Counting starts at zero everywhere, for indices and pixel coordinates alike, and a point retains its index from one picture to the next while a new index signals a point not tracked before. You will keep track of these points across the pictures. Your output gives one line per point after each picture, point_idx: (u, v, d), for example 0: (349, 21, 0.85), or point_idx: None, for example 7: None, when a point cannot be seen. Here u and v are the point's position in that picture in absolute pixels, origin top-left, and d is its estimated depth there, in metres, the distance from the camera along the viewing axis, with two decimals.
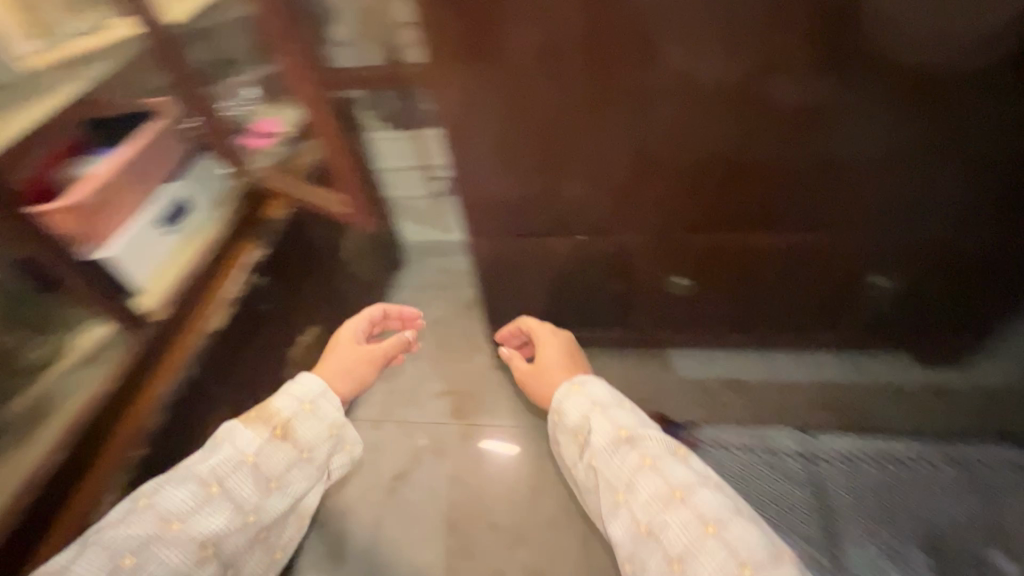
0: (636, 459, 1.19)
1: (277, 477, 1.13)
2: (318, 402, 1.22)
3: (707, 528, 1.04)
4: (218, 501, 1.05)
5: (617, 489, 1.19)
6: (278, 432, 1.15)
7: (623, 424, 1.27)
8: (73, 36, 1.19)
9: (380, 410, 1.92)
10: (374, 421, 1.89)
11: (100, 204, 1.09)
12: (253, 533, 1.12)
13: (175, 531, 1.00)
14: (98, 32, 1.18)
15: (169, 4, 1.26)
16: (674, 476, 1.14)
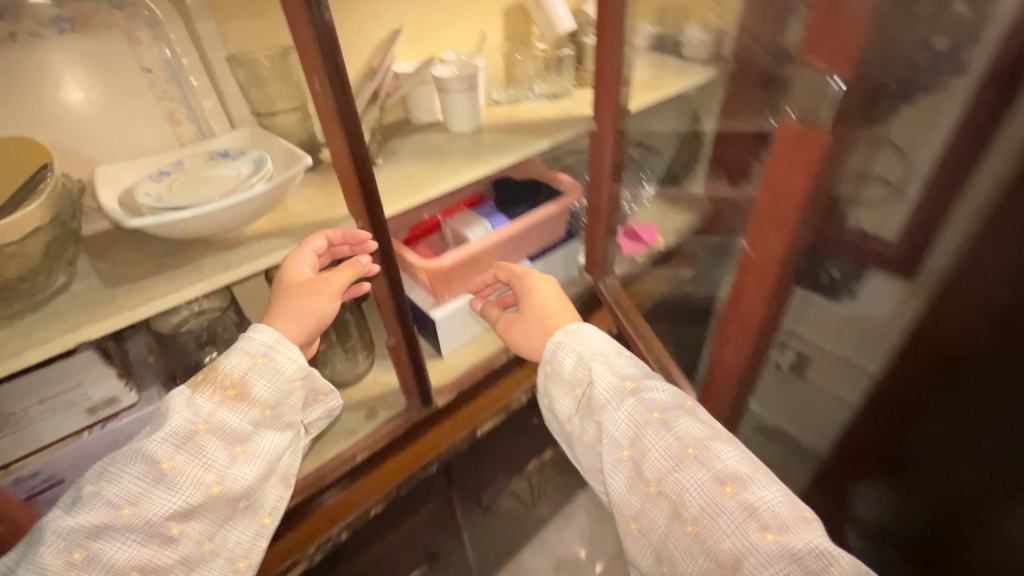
0: (643, 426, 0.71)
1: (242, 440, 0.67)
2: (274, 352, 0.68)
3: (773, 539, 0.61)
4: (174, 479, 0.62)
5: (626, 450, 0.72)
6: (232, 391, 0.66)
7: (627, 377, 0.76)
8: (529, 95, 1.12)
9: (568, 552, 1.61)
10: (556, 559, 1.59)
11: (458, 271, 0.98)
12: (235, 505, 0.67)
13: (129, 519, 0.60)
14: (555, 101, 1.09)
15: (637, 90, 1.09)
16: (724, 470, 0.66)
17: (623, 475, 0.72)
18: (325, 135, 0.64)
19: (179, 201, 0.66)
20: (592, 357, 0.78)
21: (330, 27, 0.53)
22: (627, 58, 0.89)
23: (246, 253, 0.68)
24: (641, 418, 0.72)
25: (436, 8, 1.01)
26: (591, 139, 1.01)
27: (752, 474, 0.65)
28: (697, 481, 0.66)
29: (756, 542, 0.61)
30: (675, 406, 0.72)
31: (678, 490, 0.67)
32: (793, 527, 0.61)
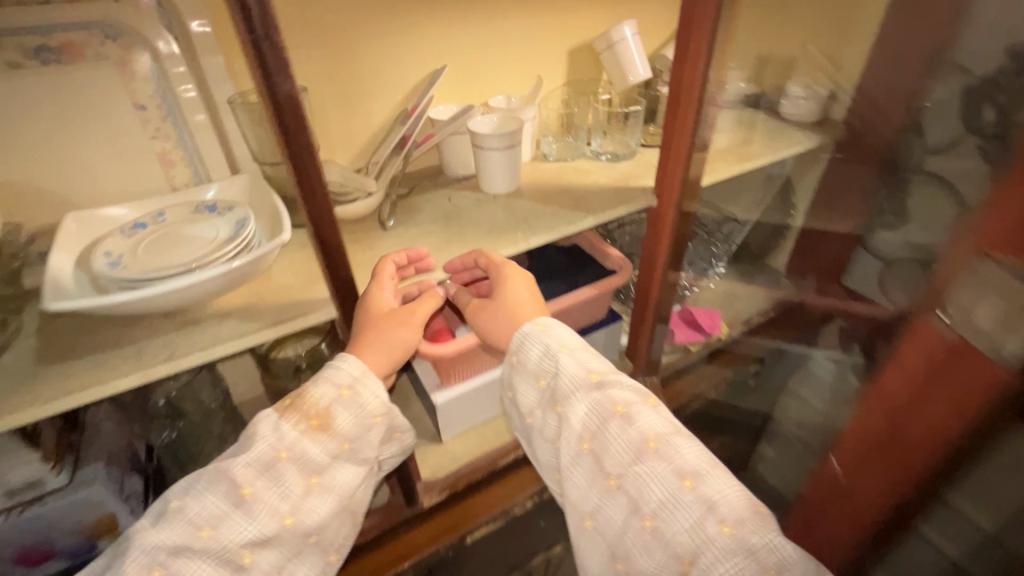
0: (603, 419, 0.60)
1: (319, 471, 0.60)
2: (359, 395, 0.62)
3: (731, 533, 0.51)
4: (257, 503, 0.56)
5: (584, 444, 0.60)
6: (315, 422, 0.60)
7: (594, 368, 0.64)
8: (586, 149, 0.96)
9: None
10: None
11: (469, 355, 0.82)
12: (306, 541, 0.60)
13: (207, 543, 0.53)
14: (616, 161, 0.92)
15: (721, 157, 0.89)
16: (685, 465, 0.55)
17: (581, 472, 0.60)
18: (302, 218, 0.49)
19: (134, 269, 0.57)
20: (556, 346, 0.65)
21: (293, 97, 0.41)
22: (705, 130, 0.72)
23: (198, 337, 0.57)
24: (602, 410, 0.60)
25: (490, 47, 0.88)
26: (648, 216, 0.83)
27: (715, 469, 0.56)
28: (656, 475, 0.55)
29: (714, 539, 0.51)
30: (640, 400, 0.61)
31: (637, 484, 0.56)
32: (755, 522, 0.52)
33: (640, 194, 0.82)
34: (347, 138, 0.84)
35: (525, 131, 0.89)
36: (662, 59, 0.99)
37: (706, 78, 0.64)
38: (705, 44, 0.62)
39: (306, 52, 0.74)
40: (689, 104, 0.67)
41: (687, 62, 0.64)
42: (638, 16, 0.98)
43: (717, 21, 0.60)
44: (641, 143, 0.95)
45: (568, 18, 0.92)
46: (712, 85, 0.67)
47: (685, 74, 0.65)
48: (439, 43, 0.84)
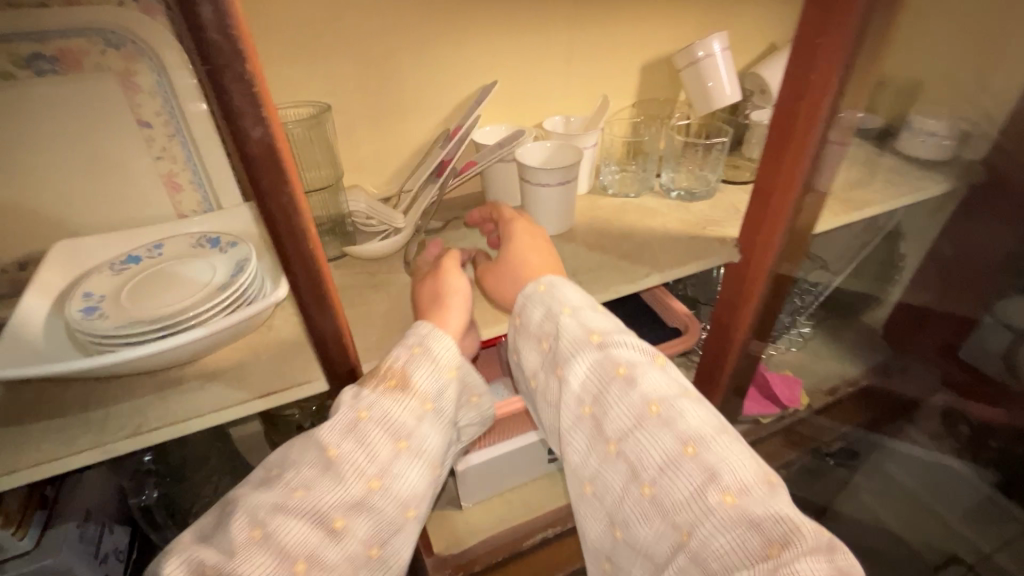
0: (602, 376, 0.47)
1: (407, 433, 0.47)
2: (432, 350, 0.51)
3: (735, 505, 0.38)
4: (343, 463, 0.45)
5: (581, 406, 0.48)
6: (392, 381, 0.48)
7: (598, 326, 0.50)
8: (654, 181, 0.81)
9: None
10: None
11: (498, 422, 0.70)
12: (404, 516, 0.47)
13: (300, 504, 0.43)
14: (690, 199, 0.77)
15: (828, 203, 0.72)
16: (689, 425, 0.42)
17: (575, 439, 0.48)
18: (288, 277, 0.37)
19: (111, 319, 0.48)
20: (557, 306, 0.52)
21: (272, 141, 0.30)
22: (822, 178, 0.56)
23: (171, 405, 0.48)
24: (599, 367, 0.47)
25: (550, 59, 0.76)
26: (726, 272, 0.68)
27: (727, 435, 0.42)
28: (653, 436, 0.43)
29: (715, 510, 0.38)
30: (645, 357, 0.48)
31: (632, 448, 0.44)
32: (764, 495, 0.38)
33: (721, 246, 0.67)
34: (380, 160, 0.74)
35: (584, 161, 0.76)
36: (754, 79, 0.83)
37: (832, 115, 0.49)
38: (840, 72, 0.46)
39: (340, 64, 0.65)
40: (807, 146, 0.51)
41: (812, 92, 0.49)
42: (730, 27, 0.83)
43: (859, 42, 0.45)
44: (721, 180, 0.80)
45: (647, 29, 0.78)
46: (840, 124, 0.51)
47: (803, 108, 0.50)
48: (492, 55, 0.72)
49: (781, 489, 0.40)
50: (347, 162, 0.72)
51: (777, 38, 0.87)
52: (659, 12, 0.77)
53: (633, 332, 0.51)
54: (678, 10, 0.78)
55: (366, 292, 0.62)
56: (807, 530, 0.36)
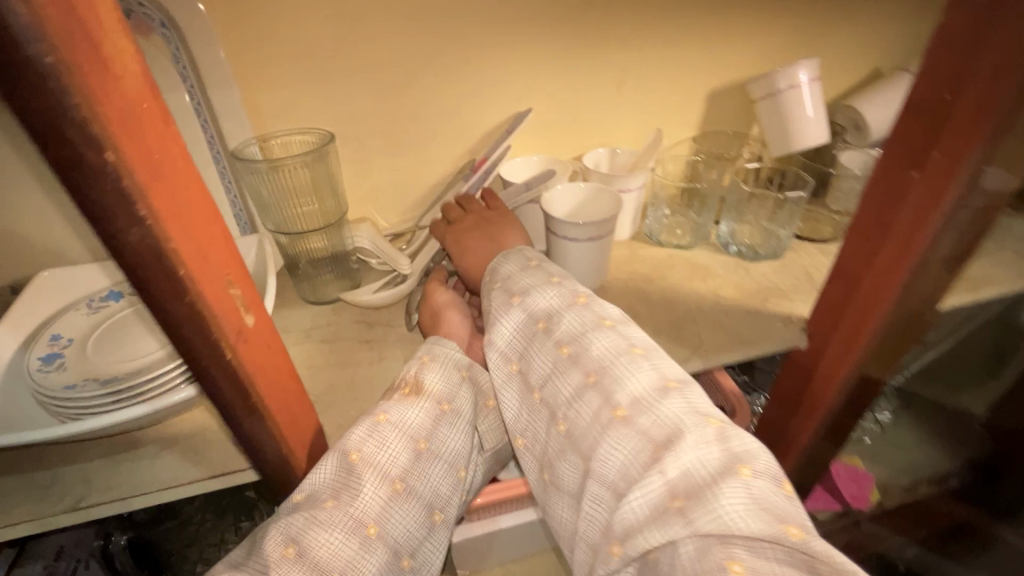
0: (525, 329, 0.47)
1: (426, 434, 0.43)
2: (442, 356, 0.46)
3: (629, 420, 0.38)
4: (368, 462, 0.40)
5: (511, 363, 0.48)
6: (406, 388, 0.44)
7: (522, 285, 0.49)
8: (710, 229, 0.69)
9: None
10: None
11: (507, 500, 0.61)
12: (430, 521, 0.42)
13: (331, 515, 0.38)
14: (751, 258, 0.64)
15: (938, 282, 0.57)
16: (592, 356, 0.42)
17: (510, 399, 0.47)
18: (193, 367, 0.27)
19: (69, 371, 0.44)
20: (494, 282, 0.52)
21: (157, 242, 0.23)
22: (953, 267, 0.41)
23: (120, 476, 0.43)
24: (520, 323, 0.48)
25: (596, 85, 0.65)
26: (789, 363, 0.55)
27: (633, 354, 0.42)
28: (563, 376, 0.43)
29: (611, 428, 0.39)
30: (565, 298, 0.47)
31: (552, 392, 0.44)
32: (657, 402, 0.38)
33: (784, 328, 0.55)
34: (397, 190, 0.67)
35: (627, 204, 0.66)
36: (847, 113, 0.68)
37: (963, 199, 0.35)
38: (982, 142, 0.33)
39: (353, 86, 0.57)
40: (920, 233, 0.38)
41: (935, 164, 0.36)
42: (823, 50, 0.69)
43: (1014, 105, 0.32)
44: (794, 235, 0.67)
45: (718, 51, 0.66)
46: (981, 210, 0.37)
47: (919, 185, 0.37)
48: (530, 79, 0.62)
49: (683, 392, 0.39)
50: (360, 190, 0.66)
51: (883, 63, 0.72)
52: (734, 31, 0.64)
53: (563, 276, 0.50)
54: (759, 29, 0.65)
55: (357, 347, 0.55)
56: (693, 427, 0.36)
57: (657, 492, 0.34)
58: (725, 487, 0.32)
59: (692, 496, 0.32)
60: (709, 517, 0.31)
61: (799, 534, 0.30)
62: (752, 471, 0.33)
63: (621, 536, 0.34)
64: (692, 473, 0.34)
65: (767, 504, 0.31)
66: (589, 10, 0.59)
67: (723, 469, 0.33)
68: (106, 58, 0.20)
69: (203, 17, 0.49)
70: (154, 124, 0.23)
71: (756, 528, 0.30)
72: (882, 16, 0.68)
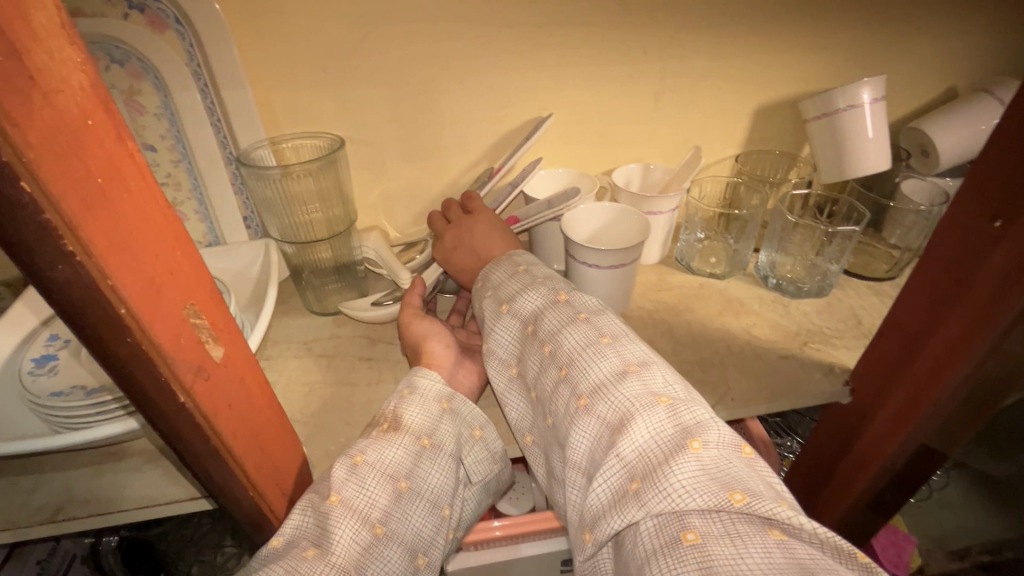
0: (516, 335, 0.44)
1: (407, 471, 0.39)
2: (423, 389, 0.43)
3: (590, 407, 0.35)
4: (347, 502, 0.37)
5: (507, 367, 0.45)
6: (385, 425, 0.41)
7: (507, 290, 0.46)
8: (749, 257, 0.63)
9: None
10: None
11: (519, 534, 0.57)
12: (414, 565, 0.38)
13: (314, 565, 0.34)
14: (791, 294, 0.58)
15: None
16: (564, 349, 0.39)
17: (509, 401, 0.44)
18: (149, 411, 0.25)
19: (58, 377, 0.43)
20: (485, 291, 0.48)
21: (90, 281, 0.20)
22: None
23: (101, 489, 0.41)
24: (509, 328, 0.45)
25: (629, 98, 0.60)
26: (830, 417, 0.49)
27: (600, 343, 0.39)
28: (541, 374, 0.40)
29: (575, 417, 0.36)
30: (546, 297, 0.44)
31: (535, 390, 0.41)
32: (616, 388, 0.35)
33: (824, 378, 0.49)
34: (414, 198, 0.64)
35: (656, 227, 0.61)
36: (914, 137, 0.61)
37: None
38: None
39: (370, 90, 0.55)
40: (1002, 301, 0.32)
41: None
42: (888, 66, 0.62)
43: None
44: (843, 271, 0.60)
45: (769, 64, 0.60)
46: None
47: (1006, 243, 0.30)
48: (559, 87, 0.58)
49: (642, 373, 0.36)
50: (376, 197, 0.63)
51: (960, 82, 0.64)
52: (789, 43, 0.58)
53: (547, 275, 0.47)
54: (818, 41, 0.59)
55: (357, 366, 0.52)
56: (648, 408, 0.33)
57: (616, 476, 0.32)
58: (676, 466, 0.30)
59: (647, 478, 0.30)
60: (662, 497, 0.29)
61: (742, 498, 0.28)
62: (702, 442, 0.30)
63: (590, 523, 0.32)
64: (647, 455, 0.31)
65: (717, 472, 0.29)
66: (627, 16, 0.54)
67: (675, 445, 0.31)
68: (35, 74, 0.18)
69: (217, 15, 0.48)
70: (100, 145, 0.20)
71: (704, 499, 0.28)
72: (964, 30, 0.60)
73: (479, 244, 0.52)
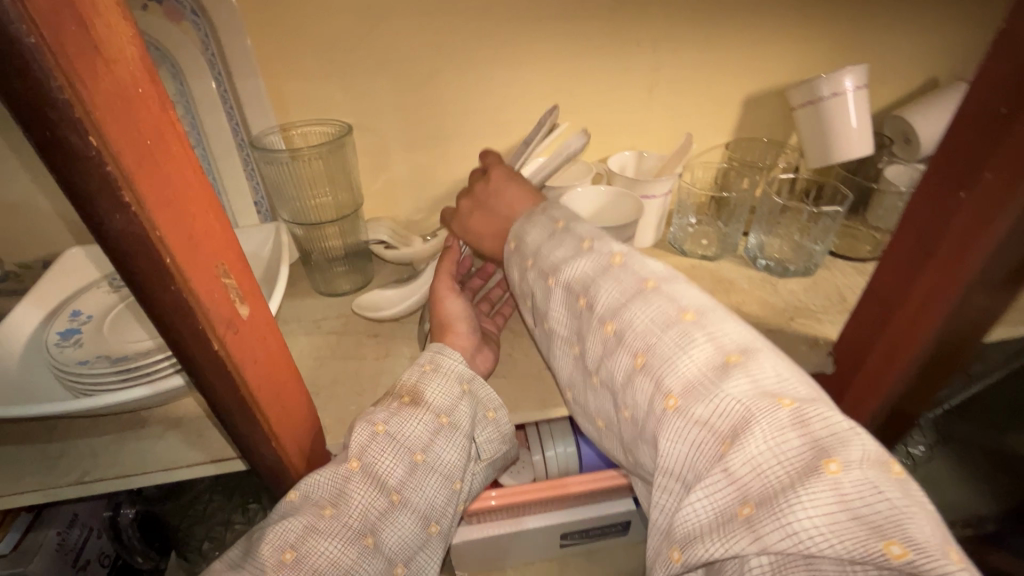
0: (570, 307, 0.41)
1: (423, 446, 0.42)
2: (446, 367, 0.45)
3: (682, 409, 0.31)
4: (364, 471, 0.40)
5: (569, 345, 0.41)
6: (404, 397, 0.43)
7: (558, 253, 0.42)
8: (739, 239, 0.66)
9: None
10: None
11: (524, 506, 0.60)
12: (426, 532, 0.42)
13: (329, 523, 0.37)
14: (779, 274, 0.61)
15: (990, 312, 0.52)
16: (637, 333, 0.35)
17: (574, 380, 0.41)
18: (186, 355, 0.28)
19: (82, 349, 0.46)
20: (526, 259, 0.45)
21: (142, 230, 0.22)
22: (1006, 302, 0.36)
23: (124, 454, 0.44)
24: (562, 301, 0.41)
25: (624, 87, 0.63)
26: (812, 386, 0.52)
27: (684, 323, 0.34)
28: (610, 356, 0.37)
29: (663, 419, 0.32)
30: (598, 263, 0.40)
31: (603, 373, 0.37)
32: (717, 385, 0.30)
33: (809, 351, 0.51)
34: (418, 185, 0.67)
35: (650, 212, 0.63)
36: (897, 124, 0.64)
37: (1017, 229, 0.31)
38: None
39: (376, 80, 0.57)
40: (963, 263, 0.34)
41: (987, 185, 0.32)
42: (871, 57, 0.64)
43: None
44: (828, 252, 0.63)
45: (758, 56, 0.62)
46: None
47: (967, 208, 0.33)
48: (557, 78, 0.61)
49: (747, 365, 0.31)
50: (381, 183, 0.66)
51: (940, 73, 0.67)
52: (777, 35, 0.61)
53: (593, 237, 0.42)
54: (804, 33, 0.61)
55: (364, 342, 0.55)
56: (762, 413, 0.28)
57: (723, 495, 0.28)
58: (805, 496, 0.25)
59: (764, 504, 0.26)
60: (787, 534, 0.25)
61: (903, 552, 0.23)
62: (841, 463, 0.25)
63: (681, 540, 0.29)
64: (763, 474, 0.27)
65: (858, 507, 0.24)
66: (622, 9, 0.57)
67: (805, 465, 0.26)
68: (98, 43, 0.20)
69: (231, 8, 0.50)
70: (149, 112, 0.23)
71: (848, 547, 0.24)
72: (943, 23, 0.63)
73: (495, 197, 0.51)
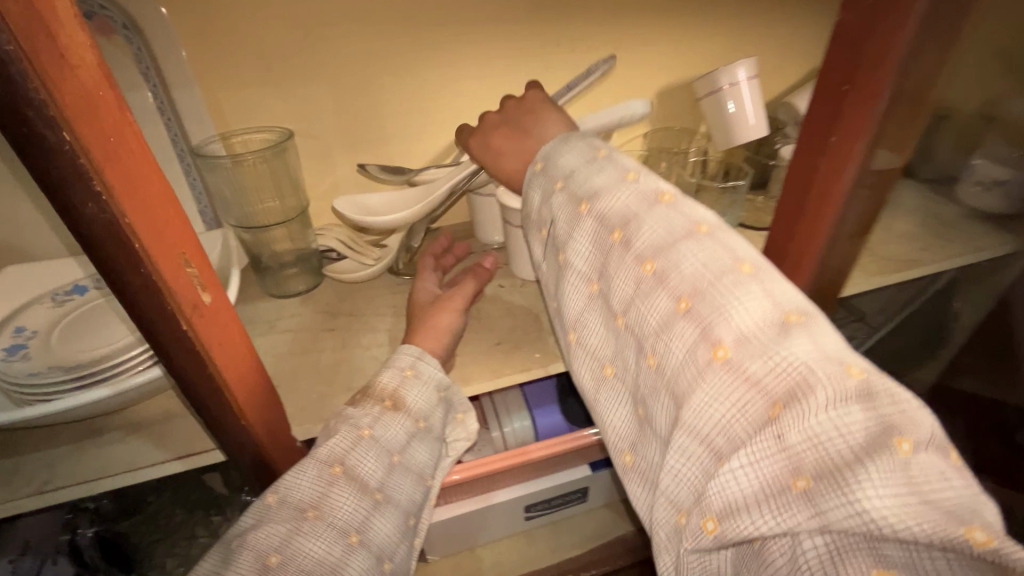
0: (597, 242, 0.35)
1: (400, 447, 0.45)
2: (425, 373, 0.48)
3: (730, 362, 0.27)
4: (348, 473, 0.42)
5: (587, 284, 0.36)
6: (387, 402, 0.46)
7: (595, 182, 0.36)
8: None
9: None
10: None
11: (491, 478, 0.64)
12: (404, 526, 0.45)
13: (315, 525, 0.39)
14: None
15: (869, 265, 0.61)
16: (682, 275, 0.30)
17: (590, 325, 0.37)
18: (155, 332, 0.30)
19: (31, 361, 0.46)
20: (552, 180, 0.39)
21: (113, 217, 0.25)
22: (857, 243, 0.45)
23: (84, 460, 0.44)
24: (590, 232, 0.36)
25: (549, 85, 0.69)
26: None
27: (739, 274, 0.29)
28: (643, 299, 0.32)
29: (705, 373, 0.28)
30: (643, 197, 0.34)
31: (629, 317, 0.33)
32: (775, 344, 0.26)
33: None
34: (362, 186, 0.69)
35: None
36: (788, 108, 0.73)
37: (857, 182, 0.39)
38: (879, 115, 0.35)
39: (314, 87, 0.60)
40: (824, 212, 0.41)
41: (834, 149, 0.38)
42: (760, 51, 0.73)
43: (898, 85, 0.34)
44: (738, 223, 0.71)
45: (665, 53, 0.70)
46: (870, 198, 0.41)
47: (823, 167, 0.39)
48: (486, 79, 0.66)
49: (810, 327, 0.27)
50: (325, 185, 0.68)
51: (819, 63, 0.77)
52: (680, 33, 0.68)
53: (639, 169, 0.36)
54: (702, 31, 0.69)
55: (321, 335, 0.57)
56: (828, 378, 0.24)
57: (771, 466, 0.24)
58: (872, 472, 0.22)
59: (823, 477, 0.23)
60: (850, 511, 0.22)
61: (988, 541, 0.20)
62: (913, 444, 0.22)
63: (719, 512, 0.26)
64: (821, 447, 0.23)
65: (931, 492, 0.21)
66: (539, 14, 0.62)
67: (872, 442, 0.23)
68: (65, 50, 0.23)
69: (165, 22, 0.52)
70: (110, 111, 0.25)
71: (925, 532, 0.21)
72: (817, 19, 0.73)
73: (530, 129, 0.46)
